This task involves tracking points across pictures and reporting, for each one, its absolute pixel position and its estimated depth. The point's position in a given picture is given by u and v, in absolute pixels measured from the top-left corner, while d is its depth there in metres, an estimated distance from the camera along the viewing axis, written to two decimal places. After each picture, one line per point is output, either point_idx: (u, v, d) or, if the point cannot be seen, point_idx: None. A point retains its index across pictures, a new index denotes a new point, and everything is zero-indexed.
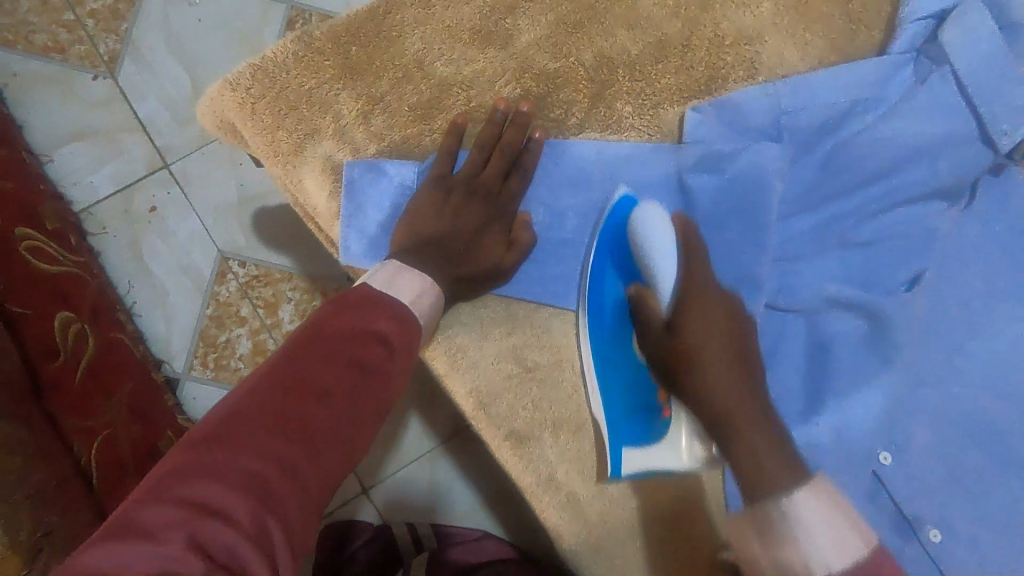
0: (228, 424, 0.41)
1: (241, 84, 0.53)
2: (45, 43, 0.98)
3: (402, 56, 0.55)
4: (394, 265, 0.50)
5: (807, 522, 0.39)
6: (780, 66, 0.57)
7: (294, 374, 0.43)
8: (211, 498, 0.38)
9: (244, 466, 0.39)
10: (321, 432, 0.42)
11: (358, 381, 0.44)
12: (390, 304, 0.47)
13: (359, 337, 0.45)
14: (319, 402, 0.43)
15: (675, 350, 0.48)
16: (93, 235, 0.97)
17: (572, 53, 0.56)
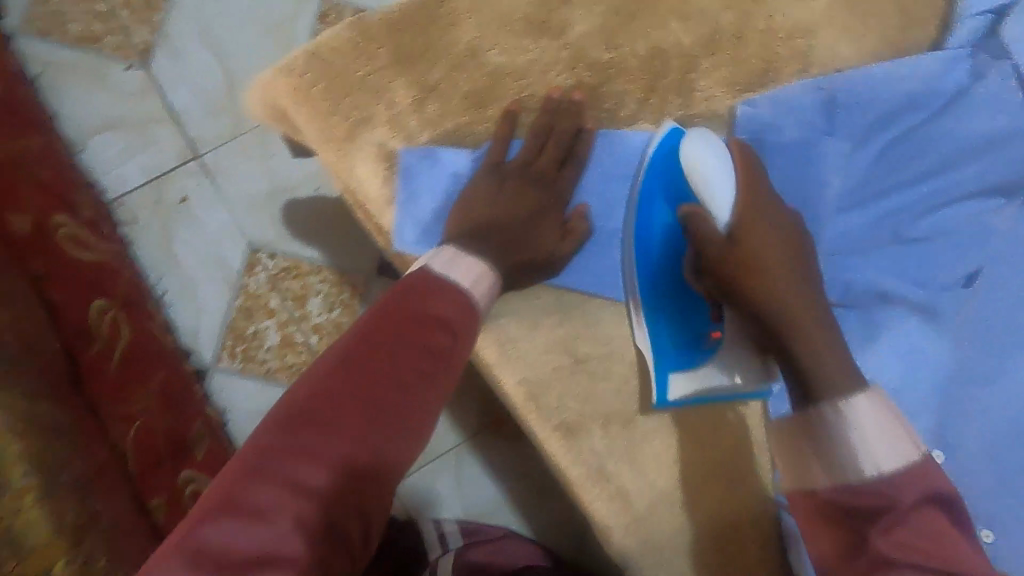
0: (310, 407, 0.43)
1: (297, 70, 0.54)
2: (80, 32, 0.98)
3: (456, 44, 0.55)
4: (450, 250, 0.51)
5: (863, 422, 0.42)
6: (832, 60, 0.57)
7: (362, 358, 0.45)
8: (302, 475, 0.41)
9: (327, 447, 0.42)
10: (395, 414, 0.44)
11: (427, 365, 0.46)
12: (449, 291, 0.48)
13: (426, 322, 0.47)
14: (394, 386, 0.45)
15: (736, 259, 0.49)
16: (123, 225, 0.97)
17: (625, 44, 0.56)
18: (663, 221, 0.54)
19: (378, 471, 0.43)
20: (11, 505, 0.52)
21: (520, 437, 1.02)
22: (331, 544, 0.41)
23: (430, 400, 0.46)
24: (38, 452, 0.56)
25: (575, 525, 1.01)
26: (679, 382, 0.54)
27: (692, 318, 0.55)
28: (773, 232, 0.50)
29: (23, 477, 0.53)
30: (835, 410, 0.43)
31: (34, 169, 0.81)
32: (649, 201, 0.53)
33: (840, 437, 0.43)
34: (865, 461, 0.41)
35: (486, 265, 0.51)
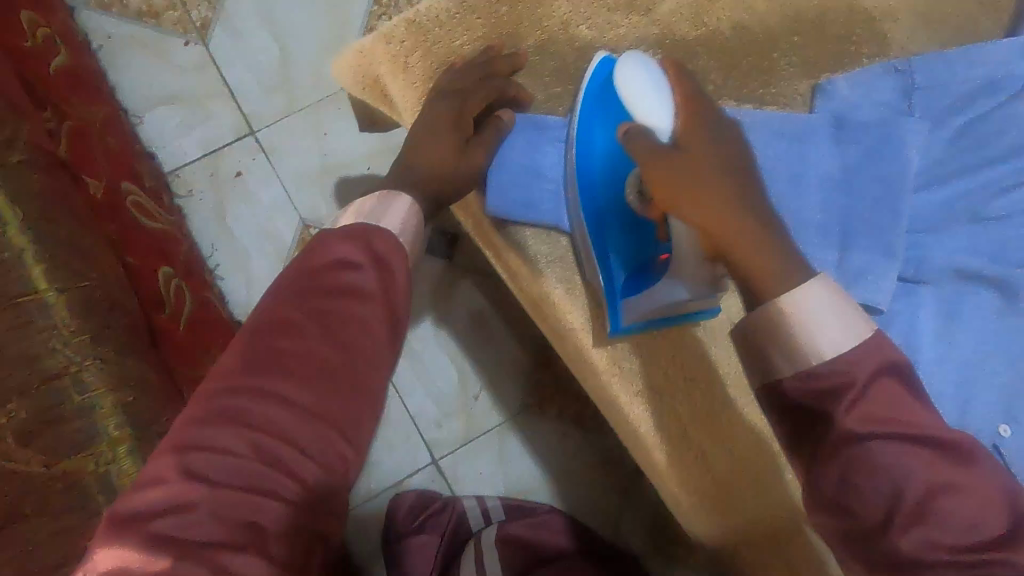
0: (245, 367, 0.47)
1: (395, 36, 0.57)
2: (140, 7, 1.00)
3: (550, 17, 0.57)
4: (400, 200, 0.55)
5: (816, 309, 0.41)
6: (909, 45, 0.59)
7: (284, 316, 0.49)
8: (218, 429, 0.44)
9: (235, 399, 0.45)
10: (290, 354, 0.47)
11: (324, 304, 0.49)
12: (359, 235, 0.53)
13: (325, 270, 0.51)
14: (282, 330, 0.48)
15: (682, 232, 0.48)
16: (180, 197, 0.99)
17: (712, 21, 0.57)
18: (606, 147, 0.55)
19: (298, 413, 0.46)
20: (107, 454, 0.55)
21: (563, 418, 1.03)
22: (269, 498, 0.44)
23: (335, 340, 0.48)
24: (130, 404, 0.58)
25: (616, 506, 1.02)
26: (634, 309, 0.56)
27: (641, 243, 0.56)
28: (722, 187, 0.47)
29: (117, 428, 0.56)
30: (785, 299, 0.42)
31: (103, 137, 0.83)
32: (587, 129, 0.55)
33: (798, 320, 0.42)
34: (825, 340, 0.41)
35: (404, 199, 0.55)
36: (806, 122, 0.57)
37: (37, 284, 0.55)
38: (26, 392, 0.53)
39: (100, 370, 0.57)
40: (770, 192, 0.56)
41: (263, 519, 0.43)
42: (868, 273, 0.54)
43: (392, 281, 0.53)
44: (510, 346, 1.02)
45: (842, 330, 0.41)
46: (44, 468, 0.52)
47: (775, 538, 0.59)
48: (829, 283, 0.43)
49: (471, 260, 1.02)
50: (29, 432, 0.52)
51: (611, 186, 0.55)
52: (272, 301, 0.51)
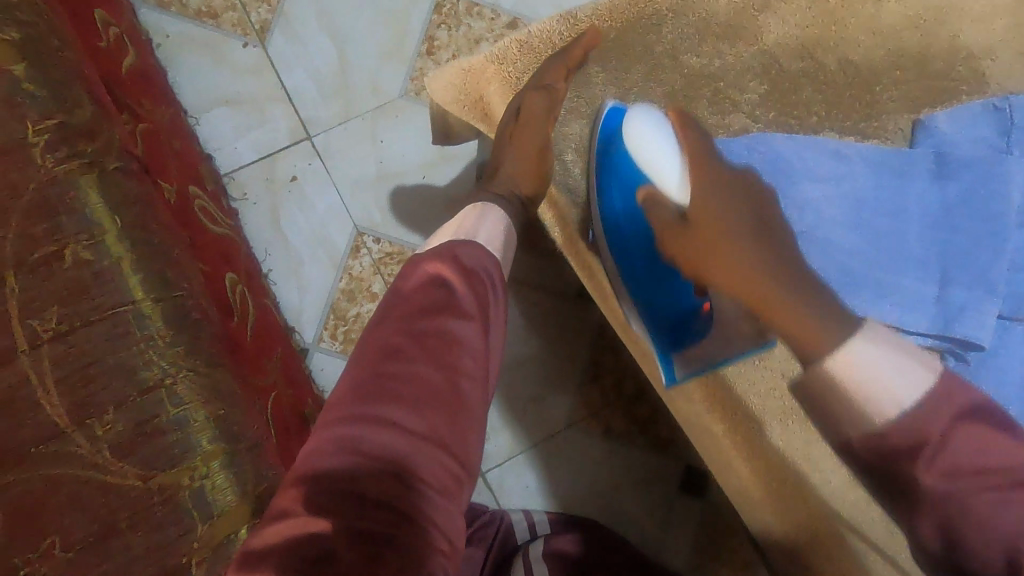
0: (353, 397, 0.44)
1: (507, 58, 0.59)
2: (199, 7, 0.99)
3: (659, 43, 0.57)
4: (487, 218, 0.55)
5: (868, 363, 0.42)
6: (1007, 82, 0.60)
7: (387, 340, 0.46)
8: (333, 461, 0.41)
9: (346, 431, 0.42)
10: (396, 380, 0.44)
11: (424, 325, 0.46)
12: (452, 250, 0.50)
13: (423, 289, 0.48)
14: (386, 355, 0.45)
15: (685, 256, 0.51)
16: (234, 200, 0.98)
17: (818, 54, 0.58)
18: (626, 206, 0.59)
19: (411, 440, 0.42)
20: (202, 469, 0.54)
21: (611, 432, 1.03)
22: (392, 529, 0.39)
23: (439, 362, 0.45)
24: (221, 416, 0.57)
25: (662, 521, 1.02)
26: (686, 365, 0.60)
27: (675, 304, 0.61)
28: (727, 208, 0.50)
29: (210, 441, 0.55)
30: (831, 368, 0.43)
31: (170, 140, 0.82)
32: (608, 188, 0.60)
33: (848, 388, 0.42)
34: (887, 400, 0.41)
35: (496, 217, 0.56)
36: (907, 158, 0.58)
37: (134, 294, 0.54)
38: (123, 403, 0.52)
39: (192, 383, 0.56)
40: (871, 225, 0.58)
41: (388, 552, 0.38)
42: (971, 309, 0.55)
43: (490, 297, 0.50)
44: (560, 360, 1.03)
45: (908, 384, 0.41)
46: (141, 481, 0.52)
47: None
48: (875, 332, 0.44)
49: (525, 273, 1.02)
50: (124, 443, 0.52)
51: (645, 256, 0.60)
52: (372, 325, 0.48)
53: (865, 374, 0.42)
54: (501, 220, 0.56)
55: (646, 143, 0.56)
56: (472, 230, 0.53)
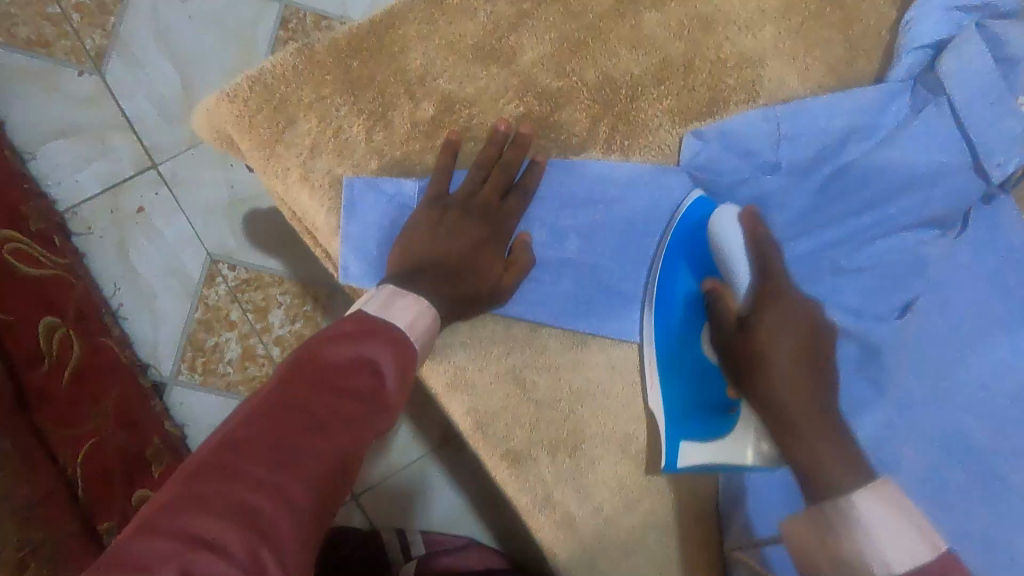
0: (244, 459, 0.38)
1: (239, 96, 0.52)
2: (28, 36, 0.95)
3: (404, 72, 0.54)
4: (389, 288, 0.49)
5: (873, 520, 0.39)
6: (778, 91, 0.58)
7: (308, 408, 0.41)
8: (203, 524, 0.35)
9: (243, 493, 0.37)
10: (313, 455, 0.39)
11: (354, 407, 0.42)
12: (389, 331, 0.46)
13: (348, 368, 0.43)
14: (312, 427, 0.40)
15: (747, 352, 0.50)
16: (77, 235, 0.95)
17: (575, 72, 0.56)
18: (685, 294, 0.55)
19: (300, 525, 0.38)
20: None
21: None
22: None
23: (356, 447, 0.42)
24: None
25: None
26: (690, 452, 0.52)
27: (710, 406, 0.54)
28: (789, 333, 0.49)
29: None
30: (841, 505, 0.40)
31: None
32: (671, 271, 0.55)
33: (855, 532, 0.39)
34: (876, 559, 0.38)
35: (425, 300, 0.49)
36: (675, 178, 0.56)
37: None
38: None
39: None
40: (638, 248, 0.56)
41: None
42: None
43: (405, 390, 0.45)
44: None
45: (898, 549, 0.38)
46: None
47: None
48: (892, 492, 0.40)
49: None
50: None
51: (689, 345, 0.55)
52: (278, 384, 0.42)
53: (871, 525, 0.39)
54: (423, 306, 0.48)
55: (731, 234, 0.52)
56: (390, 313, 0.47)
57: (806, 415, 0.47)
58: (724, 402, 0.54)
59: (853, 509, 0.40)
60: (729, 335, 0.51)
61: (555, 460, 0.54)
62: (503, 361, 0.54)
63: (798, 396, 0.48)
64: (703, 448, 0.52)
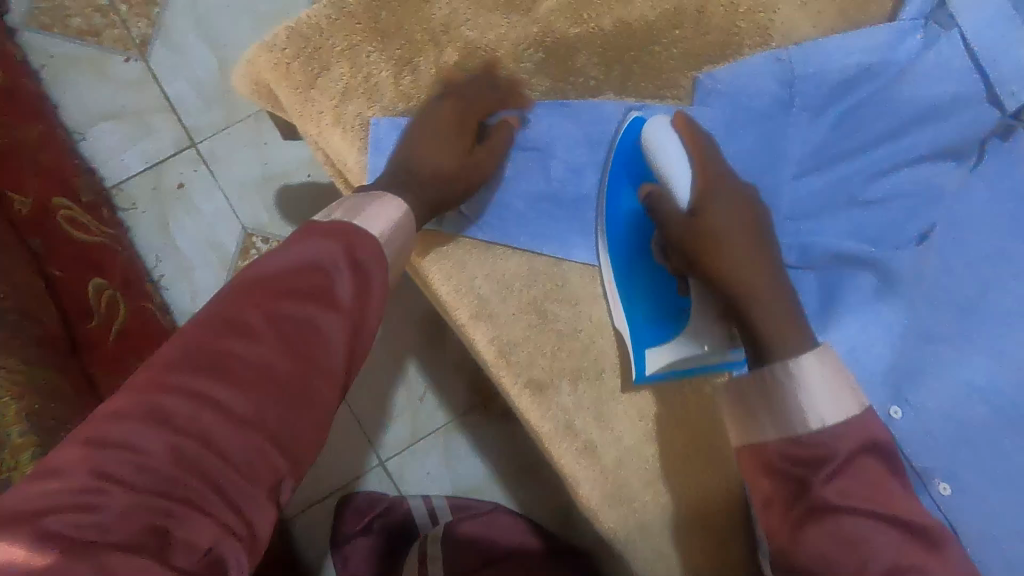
0: (185, 361, 0.38)
1: (276, 46, 0.56)
2: (80, 26, 1.02)
3: (429, 21, 0.57)
4: (365, 195, 0.49)
5: (812, 380, 0.43)
6: (790, 36, 0.60)
7: (252, 310, 0.40)
8: (142, 422, 0.35)
9: (181, 392, 0.36)
10: (253, 356, 0.38)
11: (299, 309, 0.40)
12: (341, 234, 0.44)
13: (294, 269, 0.42)
14: (255, 329, 0.39)
15: (697, 230, 0.50)
16: (123, 210, 1.00)
17: (592, 18, 0.57)
18: (628, 209, 0.57)
19: (243, 425, 0.37)
20: (8, 462, 0.54)
21: (510, 416, 1.04)
22: (193, 500, 0.35)
23: (307, 350, 0.40)
24: (35, 412, 0.58)
25: (563, 501, 1.04)
26: (656, 358, 0.55)
27: (664, 300, 0.57)
28: (748, 243, 0.50)
29: (20, 435, 0.55)
30: (786, 370, 0.44)
31: (35, 154, 0.84)
32: (616, 186, 0.57)
33: (792, 391, 0.44)
34: (810, 414, 0.43)
35: (401, 201, 0.49)
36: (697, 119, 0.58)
37: None
38: None
39: (5, 378, 0.57)
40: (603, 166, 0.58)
41: (174, 529, 0.34)
42: None
43: (370, 290, 0.44)
44: (453, 345, 1.03)
45: (833, 408, 0.43)
46: None
47: (693, 528, 0.56)
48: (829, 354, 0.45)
49: None
50: None
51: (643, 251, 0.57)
52: (236, 287, 0.41)
53: (810, 384, 0.43)
54: (398, 206, 0.48)
55: (666, 148, 0.53)
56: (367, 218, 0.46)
57: (776, 324, 0.47)
58: (677, 301, 0.56)
59: (793, 372, 0.44)
60: (678, 226, 0.51)
61: (574, 388, 0.56)
62: (526, 295, 0.57)
63: (743, 251, 0.49)
64: (668, 352, 0.55)
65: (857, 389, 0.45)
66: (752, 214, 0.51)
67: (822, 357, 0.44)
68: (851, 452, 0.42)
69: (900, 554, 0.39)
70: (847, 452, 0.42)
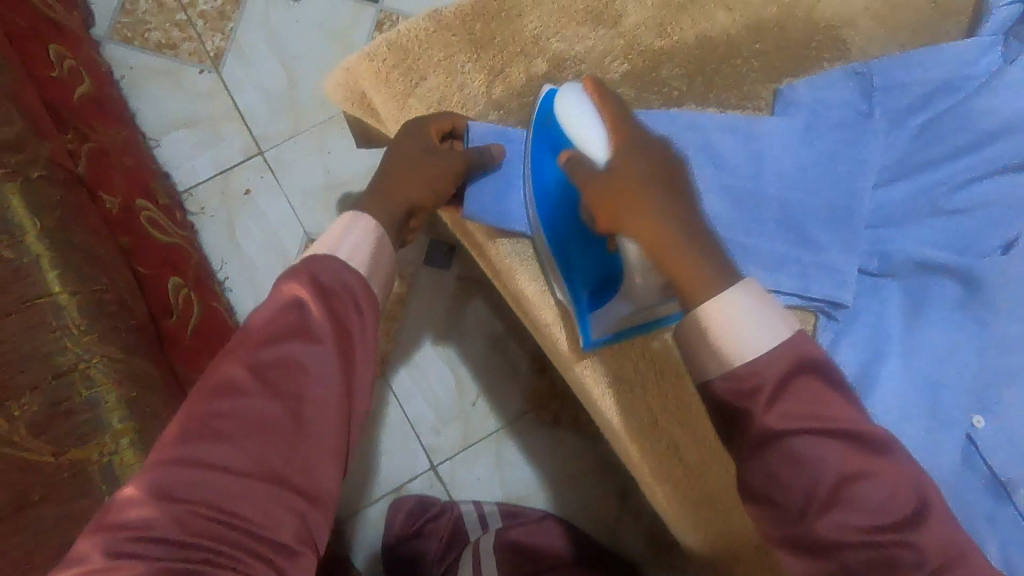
0: (190, 422, 0.40)
1: (377, 55, 0.59)
2: (159, 40, 1.07)
3: (521, 33, 0.60)
4: (345, 215, 0.49)
5: (730, 318, 0.41)
6: (868, 49, 0.62)
7: (241, 364, 0.41)
8: (157, 484, 0.38)
9: (190, 453, 0.39)
10: (244, 408, 0.40)
11: (279, 355, 0.41)
12: (308, 269, 0.44)
13: (273, 315, 0.43)
14: (246, 381, 0.41)
15: (604, 186, 0.48)
16: (192, 214, 1.04)
17: (675, 32, 0.61)
18: (553, 175, 0.56)
19: (247, 476, 0.39)
20: (111, 445, 0.58)
21: (559, 424, 1.04)
22: (215, 558, 0.37)
23: (296, 394, 0.41)
24: (133, 400, 0.61)
25: (612, 512, 1.04)
26: (599, 322, 0.57)
27: (595, 261, 0.57)
28: (663, 213, 0.45)
29: (121, 420, 0.59)
30: (702, 313, 0.42)
31: (120, 157, 0.88)
32: (539, 160, 0.56)
33: (713, 334, 0.41)
34: (741, 350, 0.41)
35: (371, 221, 0.48)
36: (721, 125, 0.59)
37: (51, 287, 0.60)
38: (39, 386, 0.57)
39: (105, 367, 0.60)
40: None
41: None
42: (829, 267, 0.58)
43: (352, 316, 0.44)
44: (505, 352, 1.04)
45: (766, 333, 0.41)
46: (53, 456, 0.56)
47: None
48: (749, 286, 0.42)
49: (469, 270, 1.04)
50: (41, 421, 0.56)
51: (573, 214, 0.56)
52: (223, 350, 0.43)
53: (729, 320, 0.41)
54: (373, 229, 0.47)
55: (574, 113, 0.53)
56: (337, 243, 0.46)
57: (700, 284, 0.43)
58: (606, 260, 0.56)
59: (711, 315, 0.42)
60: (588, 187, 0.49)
61: (652, 387, 0.59)
62: None
63: (654, 208, 0.46)
64: (609, 318, 0.57)
65: (783, 309, 0.42)
66: (664, 167, 0.48)
67: (741, 288, 0.42)
68: (782, 376, 0.39)
69: (845, 461, 0.39)
70: (780, 377, 0.40)
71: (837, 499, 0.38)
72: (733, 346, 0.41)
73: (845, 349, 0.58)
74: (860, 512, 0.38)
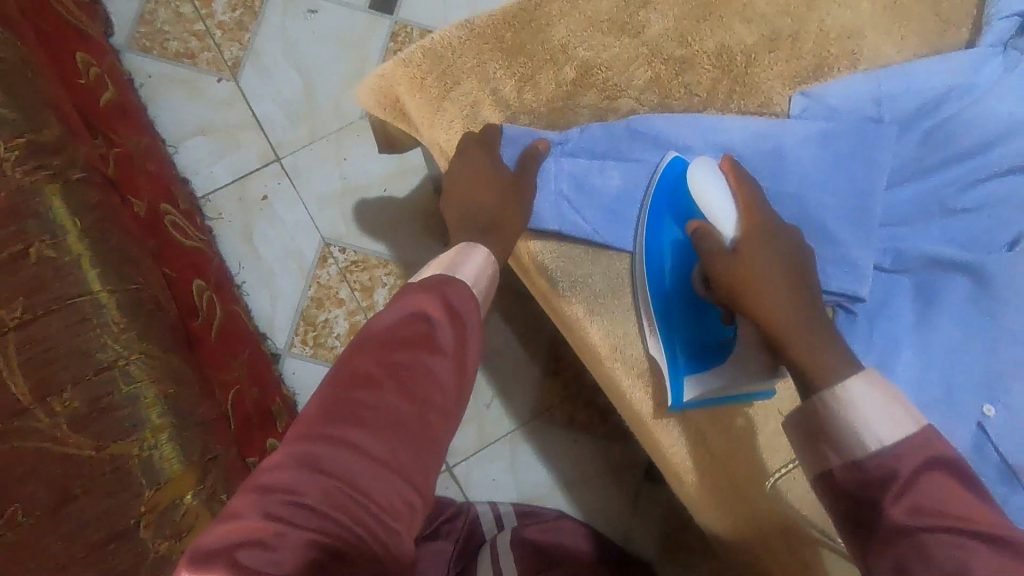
0: (330, 407, 0.43)
1: (412, 61, 0.62)
2: (178, 49, 1.09)
3: (549, 42, 0.63)
4: (460, 245, 0.55)
5: (859, 403, 0.45)
6: (878, 58, 0.65)
7: (379, 360, 0.45)
8: (300, 457, 0.40)
9: (331, 432, 0.41)
10: (380, 400, 0.43)
11: (409, 356, 0.45)
12: (439, 286, 0.49)
13: (405, 321, 0.47)
14: (382, 376, 0.44)
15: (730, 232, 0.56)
16: (209, 219, 1.06)
17: (696, 42, 0.64)
18: (675, 234, 0.60)
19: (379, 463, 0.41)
20: (149, 440, 0.58)
21: (572, 425, 1.06)
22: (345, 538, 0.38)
23: (424, 395, 0.44)
24: (170, 396, 0.61)
25: (625, 512, 1.05)
26: (697, 390, 0.60)
27: (702, 332, 0.61)
28: (780, 261, 0.54)
29: (159, 415, 0.60)
30: (830, 394, 0.46)
31: (144, 163, 0.90)
32: (658, 218, 0.60)
33: (844, 419, 0.45)
34: (868, 437, 0.43)
35: (485, 251, 0.55)
36: (738, 128, 0.62)
37: (92, 286, 0.60)
38: (79, 380, 0.58)
39: (144, 364, 0.61)
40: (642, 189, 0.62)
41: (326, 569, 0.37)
42: (847, 263, 0.60)
43: (469, 331, 0.49)
44: (519, 354, 1.06)
45: (892, 428, 0.43)
46: (94, 451, 0.57)
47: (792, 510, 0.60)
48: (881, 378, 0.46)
49: None
50: (80, 418, 0.57)
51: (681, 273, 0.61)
52: (354, 350, 0.47)
53: (856, 407, 0.45)
54: (489, 259, 0.54)
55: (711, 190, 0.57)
56: (455, 266, 0.52)
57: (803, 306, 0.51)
58: (718, 333, 0.61)
59: (839, 397, 0.46)
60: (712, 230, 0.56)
61: None
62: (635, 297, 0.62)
63: (772, 254, 0.54)
64: (712, 387, 0.60)
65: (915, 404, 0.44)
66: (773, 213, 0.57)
67: (867, 377, 0.46)
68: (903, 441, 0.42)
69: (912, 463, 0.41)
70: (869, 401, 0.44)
71: (910, 490, 0.40)
72: (859, 429, 0.44)
73: (865, 338, 0.60)
74: (941, 511, 0.39)
